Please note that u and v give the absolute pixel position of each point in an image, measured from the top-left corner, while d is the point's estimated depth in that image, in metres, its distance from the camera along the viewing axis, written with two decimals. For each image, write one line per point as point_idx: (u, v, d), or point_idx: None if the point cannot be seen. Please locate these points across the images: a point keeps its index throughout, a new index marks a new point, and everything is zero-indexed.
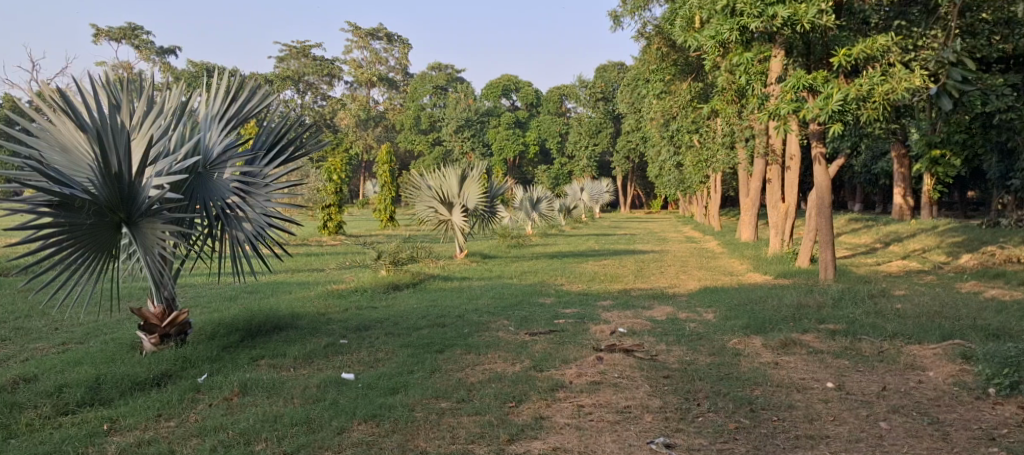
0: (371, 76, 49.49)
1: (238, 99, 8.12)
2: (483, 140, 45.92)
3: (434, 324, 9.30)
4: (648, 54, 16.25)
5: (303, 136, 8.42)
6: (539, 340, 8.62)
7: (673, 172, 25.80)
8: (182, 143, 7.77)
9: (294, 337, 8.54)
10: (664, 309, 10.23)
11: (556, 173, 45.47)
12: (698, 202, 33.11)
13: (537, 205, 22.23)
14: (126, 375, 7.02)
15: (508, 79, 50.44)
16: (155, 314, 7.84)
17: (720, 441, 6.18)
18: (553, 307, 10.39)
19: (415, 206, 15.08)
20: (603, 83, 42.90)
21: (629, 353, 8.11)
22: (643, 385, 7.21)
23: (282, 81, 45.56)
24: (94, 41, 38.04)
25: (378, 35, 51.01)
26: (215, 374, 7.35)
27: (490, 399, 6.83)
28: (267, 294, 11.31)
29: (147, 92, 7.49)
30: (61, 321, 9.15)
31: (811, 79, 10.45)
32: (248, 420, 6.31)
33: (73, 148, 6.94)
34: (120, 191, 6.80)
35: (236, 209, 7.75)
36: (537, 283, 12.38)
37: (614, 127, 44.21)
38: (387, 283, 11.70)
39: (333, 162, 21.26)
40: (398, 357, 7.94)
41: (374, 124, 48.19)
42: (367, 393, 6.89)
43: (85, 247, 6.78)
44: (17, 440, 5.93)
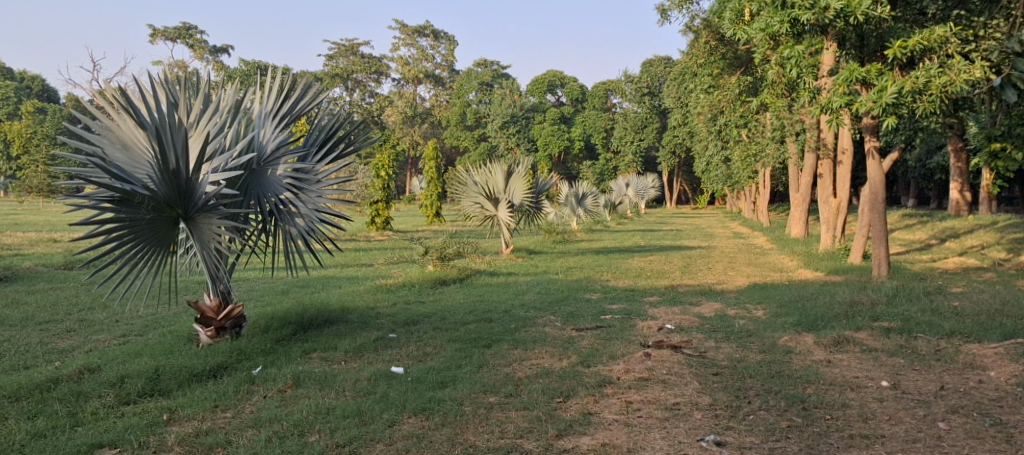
0: (417, 73, 49.81)
1: (290, 97, 8.22)
2: (528, 137, 45.90)
3: (481, 319, 9.35)
4: (696, 48, 16.09)
5: (353, 133, 8.49)
6: (586, 336, 8.63)
7: (720, 168, 25.54)
8: (237, 140, 7.92)
9: (344, 331, 8.65)
10: (713, 305, 10.15)
11: (601, 168, 45.23)
12: (746, 197, 32.63)
13: (583, 200, 22.11)
14: (184, 367, 7.18)
15: (553, 75, 50.30)
16: (211, 308, 7.99)
17: (772, 439, 6.13)
18: (599, 303, 10.39)
19: (461, 202, 15.20)
20: (649, 77, 42.63)
21: (676, 349, 8.08)
22: (692, 381, 7.17)
23: (331, 79, 46.07)
24: (150, 41, 38.87)
25: (425, 32, 51.26)
26: (269, 366, 7.49)
27: (538, 395, 6.85)
28: (317, 288, 11.47)
29: (203, 90, 7.63)
30: (121, 313, 9.39)
31: (864, 72, 10.20)
32: (301, 412, 6.42)
33: (132, 145, 7.08)
34: (178, 188, 6.94)
35: (288, 204, 7.85)
36: (584, 279, 12.38)
37: (661, 122, 43.86)
38: (434, 278, 11.78)
39: (381, 158, 21.38)
40: (447, 352, 8.00)
41: (419, 120, 48.55)
42: (417, 387, 6.95)
43: (144, 241, 6.95)
44: (83, 428, 6.10)
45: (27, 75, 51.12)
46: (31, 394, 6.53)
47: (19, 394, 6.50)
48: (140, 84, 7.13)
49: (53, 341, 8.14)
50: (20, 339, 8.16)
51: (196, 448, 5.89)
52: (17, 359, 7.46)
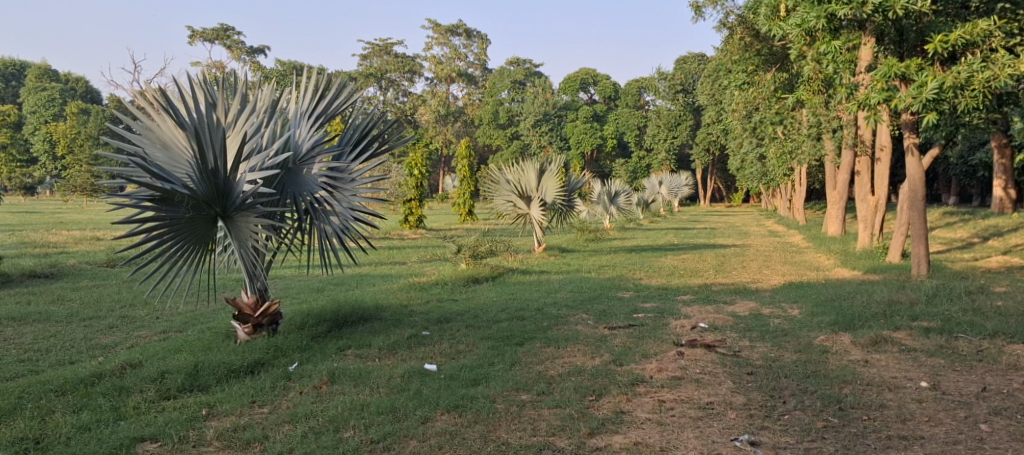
0: (450, 72, 49.96)
1: (325, 97, 8.30)
2: (561, 135, 45.86)
3: (514, 317, 9.40)
4: (730, 45, 15.98)
5: (387, 131, 8.56)
6: (618, 334, 8.63)
7: (755, 166, 25.33)
8: (274, 140, 8.03)
9: (378, 329, 8.74)
10: (747, 305, 10.10)
11: (634, 167, 45.03)
12: (782, 195, 32.29)
13: (616, 199, 22.06)
14: (222, 363, 7.31)
15: (585, 73, 50.16)
16: (249, 304, 8.13)
17: (807, 439, 6.10)
18: (631, 301, 10.38)
19: (494, 200, 15.28)
20: (683, 74, 42.39)
21: (710, 348, 8.06)
22: (726, 381, 7.16)
23: (365, 78, 46.42)
24: (189, 43, 39.45)
25: (458, 31, 51.41)
26: (305, 362, 7.60)
27: (570, 393, 6.87)
28: (352, 286, 11.59)
29: (240, 90, 7.74)
30: (161, 310, 9.57)
31: (903, 67, 10.09)
32: (337, 408, 6.51)
33: (172, 144, 7.22)
34: (216, 187, 7.06)
35: (323, 203, 7.95)
36: (617, 277, 12.37)
37: (695, 119, 43.58)
38: (467, 276, 11.85)
39: (414, 156, 21.52)
40: (479, 350, 8.05)
41: (452, 119, 48.75)
42: (450, 385, 7.01)
43: (184, 239, 7.09)
44: (125, 422, 6.23)
45: (71, 77, 52.21)
46: (75, 388, 6.68)
47: (64, 388, 6.65)
48: (179, 85, 7.27)
49: (96, 337, 8.33)
50: (65, 334, 8.36)
51: (234, 443, 6.00)
52: (61, 354, 7.65)
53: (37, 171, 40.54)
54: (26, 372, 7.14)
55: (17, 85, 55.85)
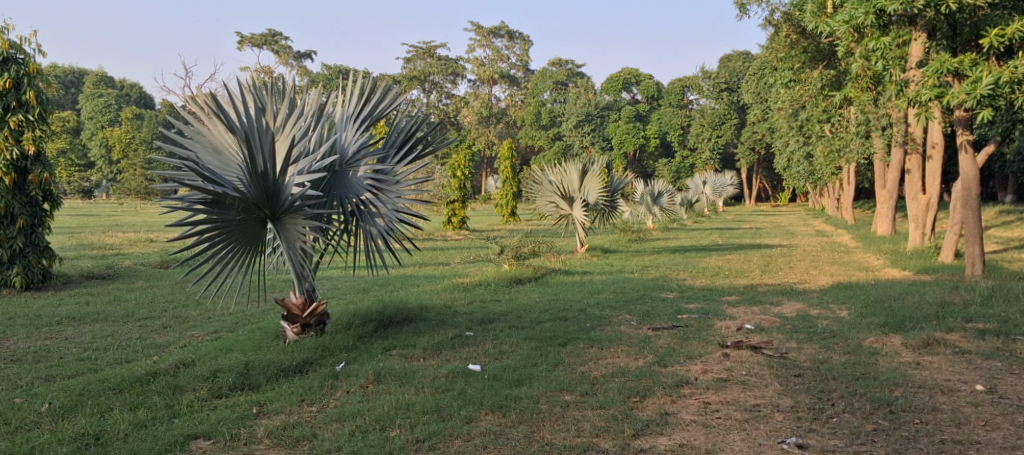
0: (493, 73, 50.09)
1: (371, 100, 8.42)
2: (604, 135, 45.74)
3: (557, 318, 9.43)
4: (776, 42, 15.78)
5: (431, 133, 8.65)
6: (662, 335, 8.62)
7: (803, 165, 25.01)
8: (321, 143, 8.17)
9: (423, 329, 8.84)
10: (794, 305, 10.00)
11: (677, 166, 44.70)
12: (830, 195, 31.80)
13: (659, 199, 21.94)
14: (272, 362, 7.47)
15: (628, 72, 49.87)
16: (297, 305, 8.27)
17: (857, 442, 6.04)
18: (675, 302, 10.36)
19: (536, 201, 15.33)
20: (727, 73, 42.01)
21: (756, 350, 8.01)
22: (773, 382, 7.11)
23: (409, 81, 46.84)
24: (238, 48, 40.14)
25: (500, 33, 51.54)
26: (351, 362, 7.72)
27: (615, 394, 6.89)
28: (397, 287, 11.75)
29: (288, 95, 7.90)
30: (213, 310, 9.80)
31: (956, 62, 9.89)
32: (383, 407, 6.61)
33: (223, 149, 7.40)
34: (265, 190, 7.23)
35: (369, 204, 8.05)
36: (660, 278, 12.33)
37: (739, 118, 43.16)
38: (510, 277, 11.90)
39: (457, 158, 21.68)
40: (523, 350, 8.11)
41: (494, 121, 48.95)
42: (494, 385, 7.07)
43: (234, 241, 7.25)
44: (180, 420, 6.40)
45: (126, 83, 53.53)
46: (132, 386, 6.87)
47: (121, 386, 6.85)
48: (229, 90, 7.44)
49: (151, 336, 8.56)
50: (122, 334, 8.60)
51: (283, 441, 6.12)
52: (118, 353, 7.87)
53: (94, 175, 41.65)
54: (85, 370, 7.36)
55: (74, 91, 57.40)
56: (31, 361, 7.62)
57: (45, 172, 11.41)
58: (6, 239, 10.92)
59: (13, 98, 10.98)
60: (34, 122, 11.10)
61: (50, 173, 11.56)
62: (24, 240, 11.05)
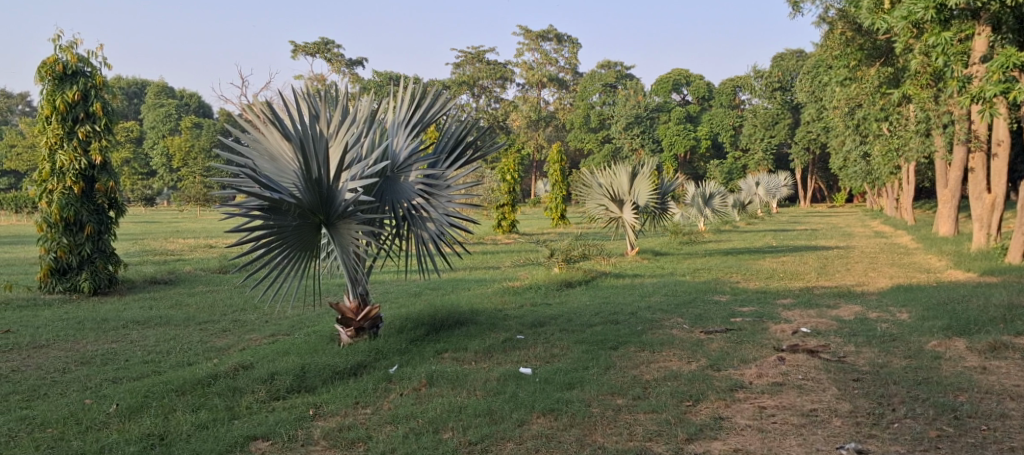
0: (542, 77, 50.14)
1: (422, 105, 8.50)
2: (654, 137, 45.45)
3: (607, 321, 9.43)
4: (830, 40, 15.51)
5: (480, 138, 8.74)
6: (715, 338, 8.55)
7: (860, 164, 24.53)
8: (373, 149, 8.29)
9: (474, 332, 8.92)
10: (852, 308, 9.84)
11: (729, 167, 44.16)
12: (888, 195, 31.14)
13: (711, 200, 21.71)
14: (328, 365, 7.60)
15: (678, 73, 49.31)
16: (351, 308, 8.41)
17: (919, 449, 5.94)
18: (728, 305, 10.27)
19: (585, 204, 15.33)
20: (779, 72, 41.65)
21: (813, 353, 7.90)
22: (830, 387, 7.02)
23: (459, 87, 47.24)
24: (292, 57, 40.88)
25: (548, 36, 51.58)
26: (404, 365, 7.82)
27: (667, 398, 6.87)
28: (448, 290, 11.83)
29: (341, 102, 8.02)
30: (270, 314, 10.00)
31: (1023, 57, 9.61)
32: (436, 410, 6.69)
33: (280, 156, 7.54)
34: (320, 195, 7.38)
35: (420, 209, 8.16)
36: (713, 280, 12.23)
37: (793, 117, 42.55)
38: (560, 280, 11.92)
39: (506, 162, 21.85)
40: (574, 353, 8.12)
41: (544, 124, 49.03)
42: (545, 388, 7.10)
43: (291, 246, 7.41)
44: (240, 421, 6.55)
45: (186, 93, 54.93)
46: (194, 388, 7.06)
47: (183, 388, 7.04)
48: (285, 97, 7.58)
49: (212, 339, 8.78)
50: (184, 337, 8.83)
51: (339, 442, 6.22)
52: (180, 356, 8.08)
53: (156, 183, 42.77)
54: (150, 373, 7.58)
55: (137, 102, 59.17)
56: (99, 363, 7.88)
57: (110, 181, 11.73)
58: (74, 246, 11.30)
59: (81, 110, 11.39)
60: (100, 132, 11.45)
61: (116, 182, 11.88)
62: (92, 246, 11.40)
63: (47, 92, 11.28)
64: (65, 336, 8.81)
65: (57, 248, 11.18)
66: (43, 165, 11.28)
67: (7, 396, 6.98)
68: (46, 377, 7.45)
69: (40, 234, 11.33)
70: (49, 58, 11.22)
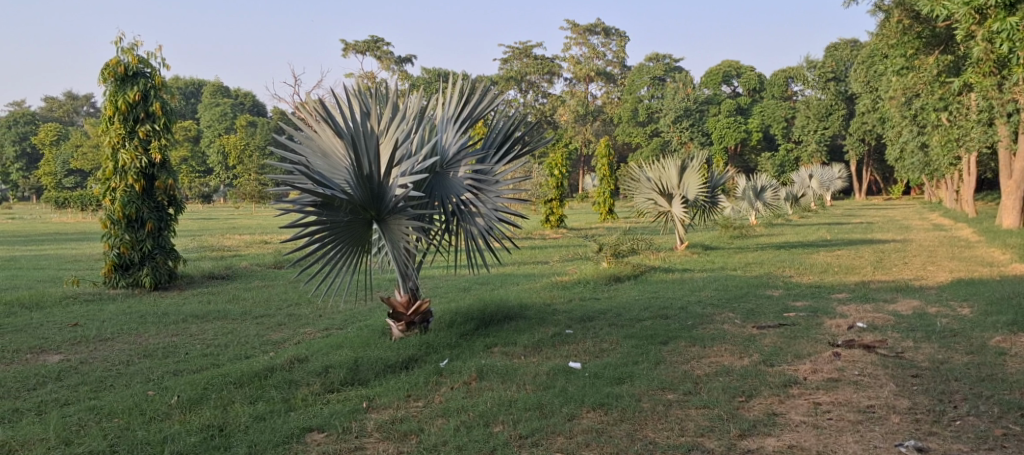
0: (589, 71, 49.96)
1: (471, 101, 8.51)
2: (704, 130, 44.99)
3: (657, 316, 9.38)
4: (886, 28, 15.16)
5: (528, 133, 8.69)
6: (768, 334, 8.45)
7: (918, 155, 24.00)
8: (422, 145, 8.34)
9: (524, 327, 8.94)
10: (911, 303, 9.65)
11: (781, 160, 43.46)
12: (949, 186, 30.33)
13: (762, 194, 21.36)
14: (380, 358, 7.69)
15: (728, 65, 48.61)
16: (402, 303, 8.48)
17: (982, 447, 5.80)
18: (782, 299, 10.14)
19: (635, 198, 15.27)
20: (834, 62, 41.07)
21: (869, 349, 7.76)
22: (888, 383, 6.89)
23: (507, 82, 47.35)
24: (342, 55, 41.35)
25: (597, 29, 51.34)
26: (455, 359, 7.88)
27: (719, 393, 6.81)
28: (497, 285, 11.88)
29: (390, 99, 8.08)
30: (324, 308, 10.16)
31: None
32: (487, 404, 6.73)
33: (332, 153, 7.62)
34: (371, 192, 7.45)
35: (469, 204, 8.20)
36: (765, 275, 12.07)
37: (848, 108, 41.70)
38: (609, 275, 11.88)
39: (554, 157, 21.84)
40: (623, 348, 8.09)
41: (592, 118, 48.85)
42: (595, 382, 7.09)
43: (343, 242, 7.50)
44: (296, 413, 6.66)
45: (240, 93, 55.97)
46: (251, 381, 7.20)
47: (241, 381, 7.18)
48: (336, 95, 7.66)
49: (268, 333, 8.95)
50: (241, 331, 9.01)
51: (392, 434, 6.30)
52: (238, 350, 8.25)
53: (213, 180, 43.60)
54: (209, 365, 7.76)
55: (194, 102, 60.54)
56: (161, 356, 8.08)
57: (170, 178, 11.98)
58: (136, 242, 11.60)
59: (141, 110, 11.67)
60: (159, 131, 11.71)
61: (175, 180, 12.12)
62: (153, 243, 11.68)
63: (110, 93, 11.60)
64: (129, 329, 9.06)
65: (120, 244, 11.49)
66: (106, 164, 11.58)
67: (76, 387, 7.20)
68: (112, 369, 7.67)
69: (104, 231, 11.66)
70: (111, 60, 11.53)
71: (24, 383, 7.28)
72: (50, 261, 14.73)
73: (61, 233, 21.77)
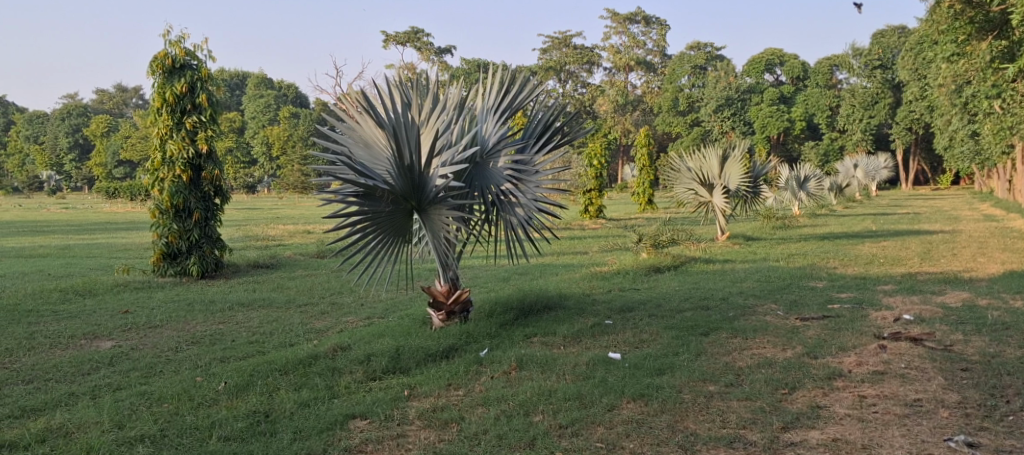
0: (629, 60, 49.65)
1: (511, 91, 8.48)
2: (745, 119, 44.46)
3: (698, 307, 9.31)
4: (938, 14, 14.73)
5: (568, 123, 8.64)
6: (812, 326, 8.34)
7: (969, 143, 23.43)
8: (463, 136, 8.35)
9: (563, 317, 8.92)
10: (960, 295, 9.46)
11: (825, 149, 42.76)
12: (1001, 176, 29.56)
13: (805, 184, 21.10)
14: (421, 347, 7.74)
15: (771, 52, 47.89)
16: (442, 292, 8.51)
17: None
18: (825, 291, 10.00)
19: (675, 189, 15.16)
20: (880, 49, 40.00)
21: (917, 342, 7.63)
22: (936, 376, 6.76)
23: (546, 72, 47.27)
24: (383, 47, 41.56)
25: (637, 18, 50.92)
26: (495, 348, 7.90)
27: (761, 385, 6.74)
28: (536, 276, 11.87)
29: (431, 90, 8.09)
30: (365, 297, 10.26)
31: None
32: (527, 393, 6.73)
33: (373, 143, 7.65)
34: (412, 182, 7.48)
35: (509, 195, 8.18)
36: (808, 266, 11.90)
37: (895, 97, 40.88)
38: (649, 266, 11.81)
39: (594, 147, 21.73)
40: (664, 339, 8.05)
41: (632, 108, 48.55)
42: (635, 373, 7.06)
43: (384, 233, 7.55)
44: (339, 400, 6.74)
45: (283, 84, 56.63)
46: (296, 368, 7.29)
47: (286, 368, 7.28)
48: (378, 86, 7.69)
49: (311, 321, 9.05)
50: (285, 319, 9.12)
51: (433, 422, 6.34)
52: (283, 338, 8.36)
53: (257, 171, 44.15)
54: (255, 353, 7.88)
55: (239, 94, 61.45)
56: (208, 343, 8.22)
57: (216, 169, 12.15)
58: (183, 232, 11.79)
59: (188, 101, 11.84)
60: (205, 122, 11.87)
61: (221, 171, 12.29)
62: (200, 232, 11.87)
63: (158, 84, 11.79)
64: (178, 317, 9.23)
65: (168, 234, 11.70)
66: (155, 155, 11.76)
67: (127, 372, 7.36)
68: (162, 355, 7.83)
69: (153, 220, 11.89)
70: (160, 52, 11.71)
71: (79, 368, 7.46)
72: (102, 250, 15.06)
73: (111, 223, 22.22)
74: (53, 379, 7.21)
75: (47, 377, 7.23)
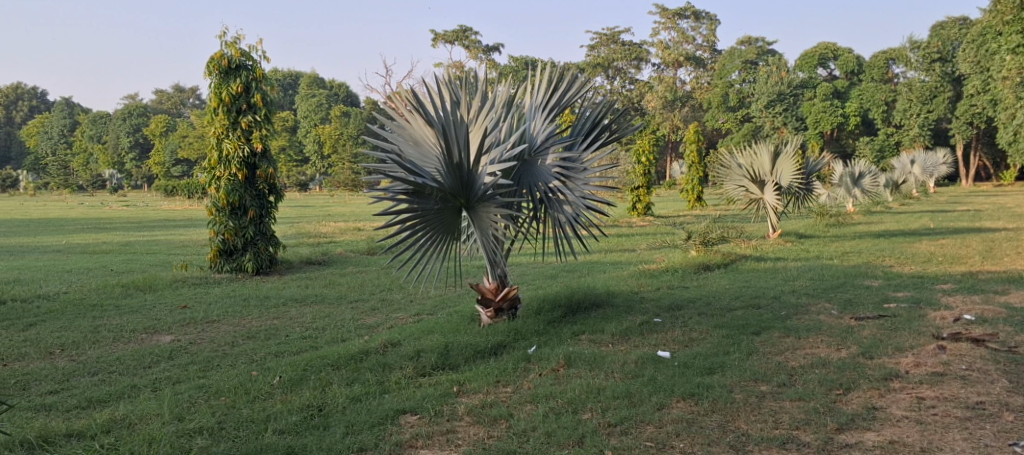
0: (678, 56, 49.20)
1: (559, 89, 8.43)
2: (798, 115, 43.72)
3: (749, 305, 9.18)
4: (1003, 4, 14.24)
5: (617, 120, 8.55)
6: (867, 325, 8.16)
7: None
8: (511, 133, 8.33)
9: (611, 315, 8.86)
10: (1023, 295, 9.17)
11: (880, 145, 41.84)
12: None
13: (860, 181, 20.65)
14: (470, 344, 7.76)
15: (825, 46, 47.00)
16: (491, 289, 8.52)
17: None
18: (881, 290, 9.78)
19: (725, 186, 14.95)
20: (939, 42, 39.24)
21: (978, 343, 7.41)
22: (999, 379, 6.56)
23: (593, 69, 47.09)
24: (432, 45, 41.78)
25: (686, 14, 50.38)
26: (543, 346, 7.88)
27: (815, 385, 6.62)
28: (585, 273, 11.81)
29: (479, 88, 8.09)
30: (414, 294, 10.31)
31: None
32: (575, 391, 6.70)
33: (423, 141, 7.68)
34: (461, 179, 7.50)
35: (557, 192, 8.13)
36: (863, 265, 11.66)
37: (954, 90, 39.82)
38: (699, 263, 11.68)
39: (642, 144, 21.56)
40: (714, 338, 7.95)
41: (680, 104, 48.11)
42: (685, 372, 6.98)
43: (434, 230, 7.59)
44: (390, 395, 6.78)
45: (334, 83, 57.32)
46: (347, 364, 7.36)
47: (339, 363, 7.36)
48: (428, 84, 7.71)
49: (362, 317, 9.13)
50: (337, 315, 9.22)
51: (483, 419, 6.34)
52: (335, 333, 8.45)
53: (308, 169, 44.72)
54: (308, 348, 7.97)
55: (291, 92, 62.36)
56: (263, 338, 8.34)
57: (271, 168, 12.33)
58: (239, 229, 11.98)
59: (243, 101, 12.01)
60: (260, 122, 12.05)
61: (275, 169, 12.46)
62: (255, 229, 12.05)
63: (214, 85, 11.98)
64: (234, 312, 9.39)
65: (224, 231, 11.90)
66: (211, 154, 11.97)
67: (186, 366, 7.50)
68: (218, 350, 7.96)
69: (210, 218, 12.12)
70: (216, 53, 11.91)
71: (140, 361, 7.62)
72: (159, 246, 15.38)
73: (168, 220, 22.68)
74: (116, 371, 7.38)
75: (110, 370, 7.41)
